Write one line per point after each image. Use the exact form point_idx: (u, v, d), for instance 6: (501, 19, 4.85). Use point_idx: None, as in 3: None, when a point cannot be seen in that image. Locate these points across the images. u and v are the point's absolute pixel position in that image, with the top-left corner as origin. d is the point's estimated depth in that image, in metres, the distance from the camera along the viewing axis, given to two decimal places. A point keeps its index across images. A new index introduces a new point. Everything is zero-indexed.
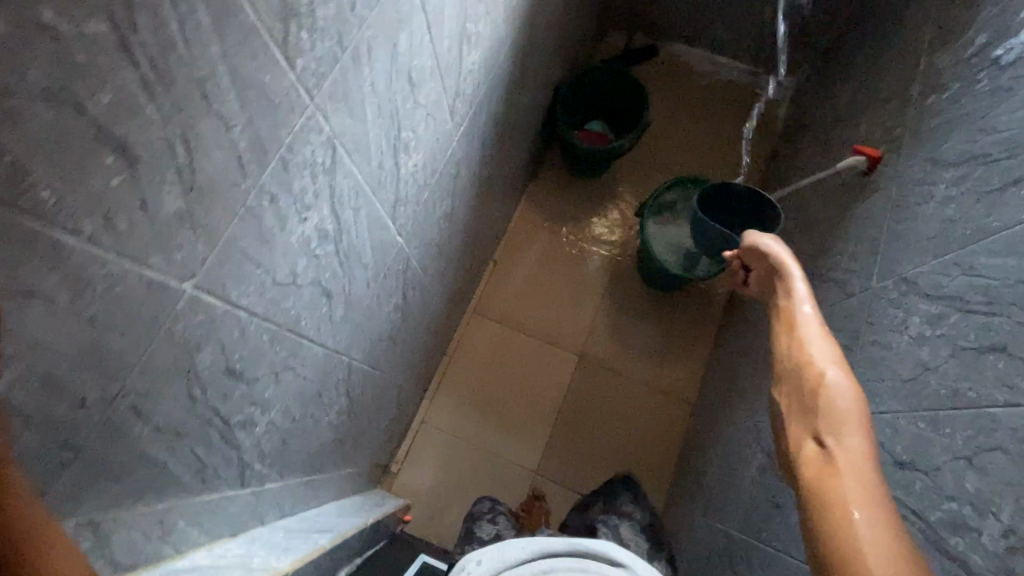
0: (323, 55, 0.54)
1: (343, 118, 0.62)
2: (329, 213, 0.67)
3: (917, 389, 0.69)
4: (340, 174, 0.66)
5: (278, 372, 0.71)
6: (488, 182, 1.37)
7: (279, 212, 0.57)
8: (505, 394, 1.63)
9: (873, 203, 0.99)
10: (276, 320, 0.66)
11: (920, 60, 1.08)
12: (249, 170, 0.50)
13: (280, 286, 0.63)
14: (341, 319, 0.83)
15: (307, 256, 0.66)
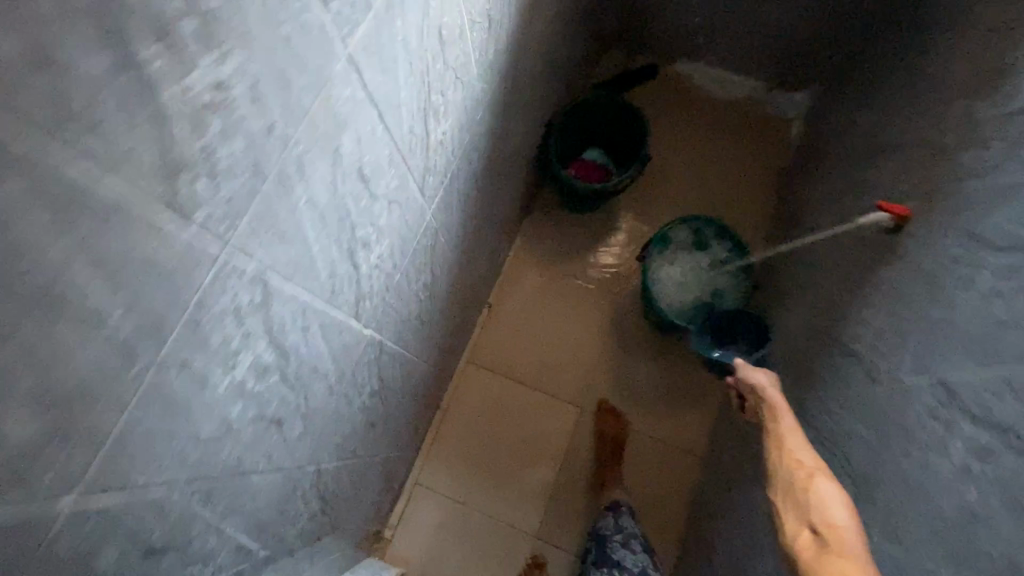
0: (234, 196, 0.46)
1: (273, 249, 0.53)
2: (268, 347, 0.59)
3: (968, 540, 0.59)
4: (279, 303, 0.58)
5: (222, 520, 0.63)
6: (472, 234, 1.27)
7: (195, 374, 0.49)
8: (504, 451, 1.53)
9: (902, 273, 0.88)
10: (211, 476, 0.57)
11: (954, 102, 0.96)
12: (141, 350, 0.42)
13: (211, 443, 0.55)
14: (299, 435, 0.74)
15: (243, 400, 0.58)
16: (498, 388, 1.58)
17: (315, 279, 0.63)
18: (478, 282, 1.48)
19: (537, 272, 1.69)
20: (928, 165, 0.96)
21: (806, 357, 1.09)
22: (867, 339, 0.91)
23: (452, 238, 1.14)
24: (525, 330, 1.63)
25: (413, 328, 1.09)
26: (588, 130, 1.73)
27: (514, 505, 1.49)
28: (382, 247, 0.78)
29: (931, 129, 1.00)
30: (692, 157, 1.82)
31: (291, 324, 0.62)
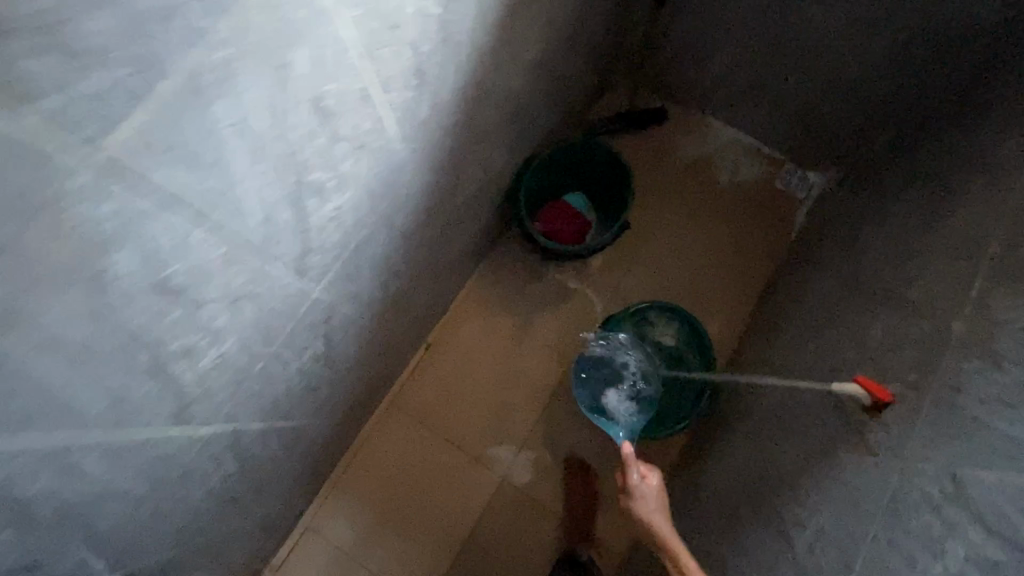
0: (101, 85, 0.33)
1: (183, 172, 0.41)
2: (150, 295, 0.45)
3: None
4: (176, 245, 0.45)
5: (74, 486, 0.50)
6: (447, 227, 1.07)
7: (41, 309, 0.37)
8: (416, 499, 1.31)
9: (912, 326, 0.77)
10: (54, 439, 0.44)
11: (988, 156, 0.86)
12: None
13: (57, 406, 0.43)
14: (164, 437, 0.59)
15: (112, 357, 0.45)
16: (430, 424, 1.35)
17: (230, 230, 0.49)
18: (443, 290, 1.29)
19: (509, 292, 1.43)
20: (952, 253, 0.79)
21: (757, 443, 0.93)
22: (846, 445, 0.74)
23: (421, 224, 0.94)
24: (478, 360, 1.39)
25: (352, 324, 0.90)
26: (573, 169, 1.42)
27: (409, 567, 1.27)
28: (339, 204, 0.63)
29: (952, 191, 0.88)
30: (708, 188, 1.51)
31: (166, 291, 0.46)
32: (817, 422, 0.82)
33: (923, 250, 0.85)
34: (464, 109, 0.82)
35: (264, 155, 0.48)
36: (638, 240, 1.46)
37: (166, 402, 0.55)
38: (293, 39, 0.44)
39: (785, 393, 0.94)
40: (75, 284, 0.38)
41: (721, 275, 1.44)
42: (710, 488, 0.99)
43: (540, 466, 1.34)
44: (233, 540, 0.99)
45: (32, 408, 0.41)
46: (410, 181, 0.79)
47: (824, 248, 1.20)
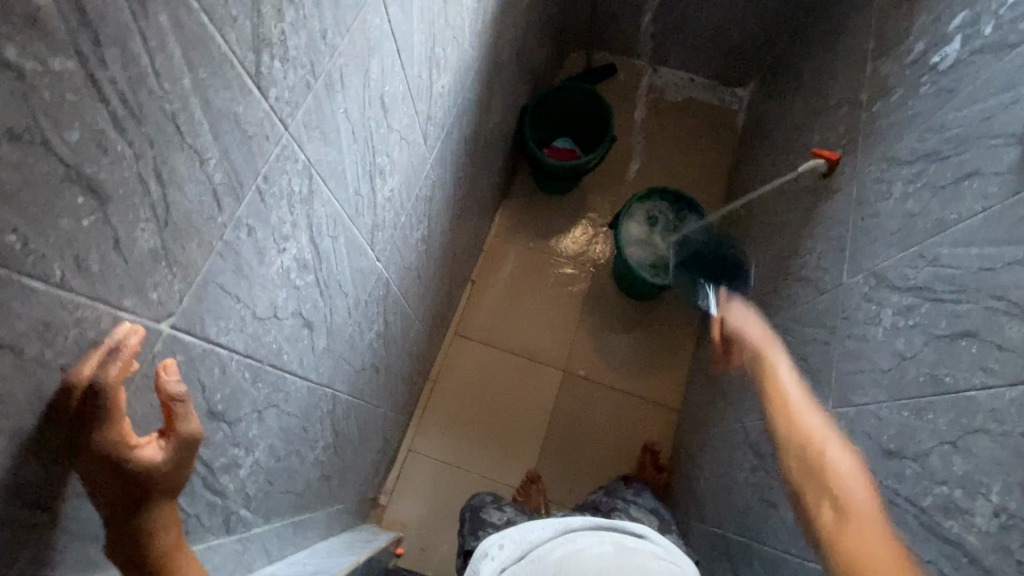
0: None
1: (398, 14, 0.67)
2: (378, 112, 0.70)
3: (905, 235, 0.75)
4: (389, 75, 0.70)
5: (335, 265, 0.72)
6: (479, 153, 1.34)
7: (347, 94, 0.62)
8: (494, 407, 1.54)
9: (838, 116, 1.09)
10: (338, 206, 0.68)
11: (853, 7, 1.21)
12: (330, 39, 0.55)
13: (341, 180, 0.66)
14: (366, 255, 0.82)
15: (361, 155, 0.69)
16: (493, 345, 1.59)
17: (406, 77, 0.75)
18: (478, 224, 1.54)
19: (528, 223, 1.69)
20: (851, 68, 1.11)
21: (765, 247, 1.22)
22: (823, 200, 1.03)
23: (467, 138, 1.20)
24: (518, 285, 1.64)
25: (435, 217, 1.14)
26: (559, 117, 1.72)
27: (504, 461, 1.49)
28: (442, 84, 0.90)
29: (839, 37, 1.23)
30: (669, 112, 1.83)
31: (381, 108, 0.71)
32: (801, 205, 1.12)
33: (835, 77, 1.18)
34: (489, 34, 1.11)
35: (423, 21, 0.74)
36: (621, 161, 1.76)
37: (369, 211, 0.77)
38: None
39: (770, 208, 1.25)
40: (358, 73, 0.62)
41: (697, 175, 1.76)
42: (742, 300, 1.27)
43: (589, 356, 1.59)
44: (368, 432, 1.17)
45: (332, 166, 0.63)
46: (465, 86, 1.06)
47: (771, 122, 1.52)
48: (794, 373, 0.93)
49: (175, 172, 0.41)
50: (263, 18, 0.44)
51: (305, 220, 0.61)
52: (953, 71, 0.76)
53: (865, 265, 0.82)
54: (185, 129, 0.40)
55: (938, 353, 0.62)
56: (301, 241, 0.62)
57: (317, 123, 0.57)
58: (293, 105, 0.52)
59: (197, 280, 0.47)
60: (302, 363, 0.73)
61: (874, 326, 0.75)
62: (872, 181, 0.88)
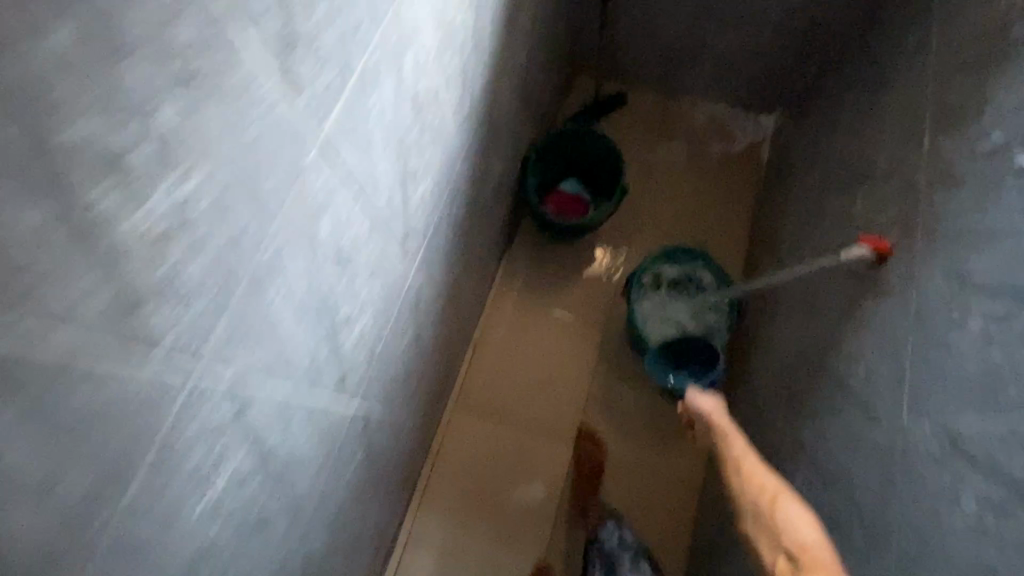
0: (330, 89, 0.46)
1: (354, 156, 0.54)
2: (335, 268, 0.57)
3: (990, 395, 0.61)
4: (348, 223, 0.57)
5: (292, 447, 0.60)
6: (476, 221, 1.21)
7: (290, 276, 0.49)
8: (498, 484, 1.42)
9: (889, 192, 0.93)
10: (289, 391, 0.55)
11: (904, 52, 1.04)
12: (255, 237, 0.42)
13: (289, 365, 0.54)
14: (335, 410, 0.69)
15: (316, 323, 0.57)
16: (496, 414, 1.47)
17: (371, 209, 0.62)
18: (478, 288, 1.42)
19: (531, 280, 1.56)
20: (902, 128, 0.95)
21: (798, 331, 1.08)
22: (869, 296, 0.89)
23: (462, 216, 1.07)
24: (523, 346, 1.52)
25: (427, 314, 1.02)
26: (566, 157, 1.56)
27: (511, 548, 1.37)
28: (424, 189, 0.77)
29: (886, 86, 1.06)
30: (686, 147, 1.66)
31: (341, 260, 0.58)
32: (841, 292, 0.97)
33: (882, 136, 1.02)
34: (483, 105, 0.97)
35: (391, 144, 0.61)
36: (634, 204, 1.61)
37: (335, 367, 0.65)
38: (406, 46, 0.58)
39: (805, 285, 1.10)
40: (303, 246, 0.50)
41: (717, 219, 1.60)
42: (770, 389, 1.12)
43: (600, 429, 1.46)
44: (358, 547, 1.07)
45: (277, 358, 0.51)
46: (456, 170, 0.92)
47: (801, 168, 1.36)
48: (838, 514, 0.80)
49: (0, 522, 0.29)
50: (129, 275, 0.32)
51: (240, 434, 0.49)
52: None
53: (928, 409, 0.69)
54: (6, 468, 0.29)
55: None
56: (240, 457, 0.50)
57: (246, 332, 0.45)
58: (203, 334, 0.40)
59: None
60: (257, 560, 0.61)
61: (949, 505, 0.61)
62: (940, 299, 0.73)
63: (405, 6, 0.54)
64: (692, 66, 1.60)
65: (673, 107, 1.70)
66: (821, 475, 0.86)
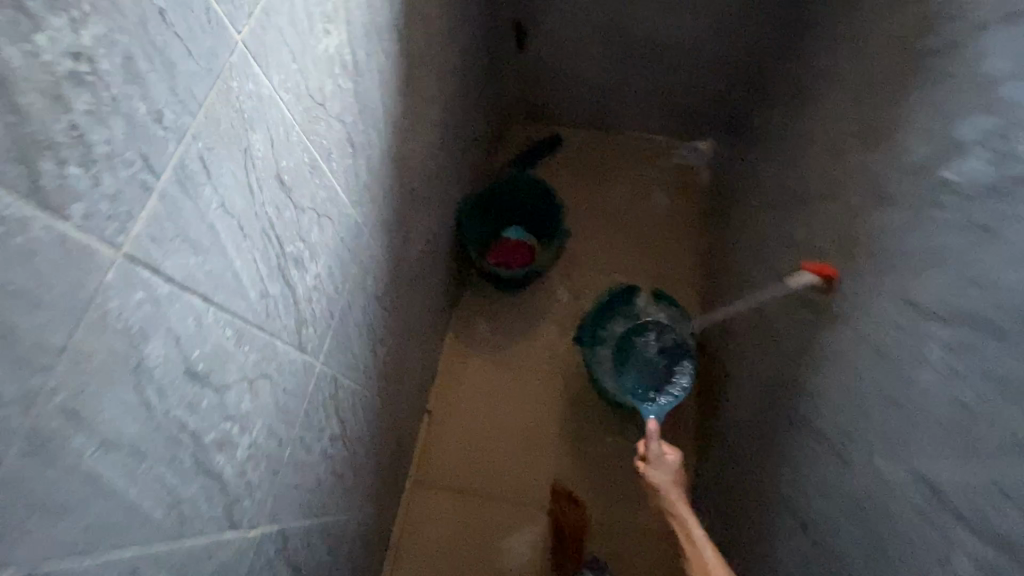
0: (126, 189, 0.38)
1: (189, 259, 0.45)
2: (189, 386, 0.48)
3: (963, 437, 0.53)
4: (198, 332, 0.48)
5: None
6: (410, 286, 1.13)
7: (104, 419, 0.39)
8: (472, 569, 1.28)
9: (824, 210, 0.89)
10: (139, 545, 0.45)
11: (819, 67, 1.02)
12: (20, 394, 0.33)
13: (128, 519, 0.44)
14: (227, 546, 0.58)
15: (170, 454, 0.47)
16: (462, 490, 1.35)
17: (235, 306, 0.53)
18: (426, 355, 1.32)
19: (483, 337, 1.47)
20: (831, 152, 0.92)
21: (764, 367, 1.00)
22: (823, 327, 0.82)
23: (387, 285, 0.98)
24: (483, 410, 1.41)
25: (357, 400, 0.92)
26: (504, 207, 1.51)
27: None
28: (316, 272, 0.68)
29: (809, 101, 1.04)
30: (628, 180, 1.63)
31: (196, 379, 0.49)
32: (797, 323, 0.90)
33: (811, 151, 0.98)
34: (392, 169, 0.91)
35: (251, 233, 0.53)
36: (581, 244, 1.56)
37: (216, 500, 0.55)
38: (251, 124, 0.51)
39: (762, 317, 1.03)
40: (123, 381, 0.40)
41: (669, 250, 1.55)
42: (744, 430, 1.04)
43: (574, 492, 1.34)
44: None
45: (103, 519, 0.41)
46: (365, 241, 0.84)
47: (741, 191, 1.32)
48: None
49: None
50: None
51: None
52: (980, 202, 0.56)
53: (901, 451, 0.61)
54: None
55: None
56: None
57: (33, 505, 0.35)
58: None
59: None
60: None
61: (937, 567, 0.53)
62: (892, 324, 0.67)
63: (235, 79, 0.47)
64: (621, 101, 1.59)
65: (608, 142, 1.68)
66: (807, 528, 0.78)
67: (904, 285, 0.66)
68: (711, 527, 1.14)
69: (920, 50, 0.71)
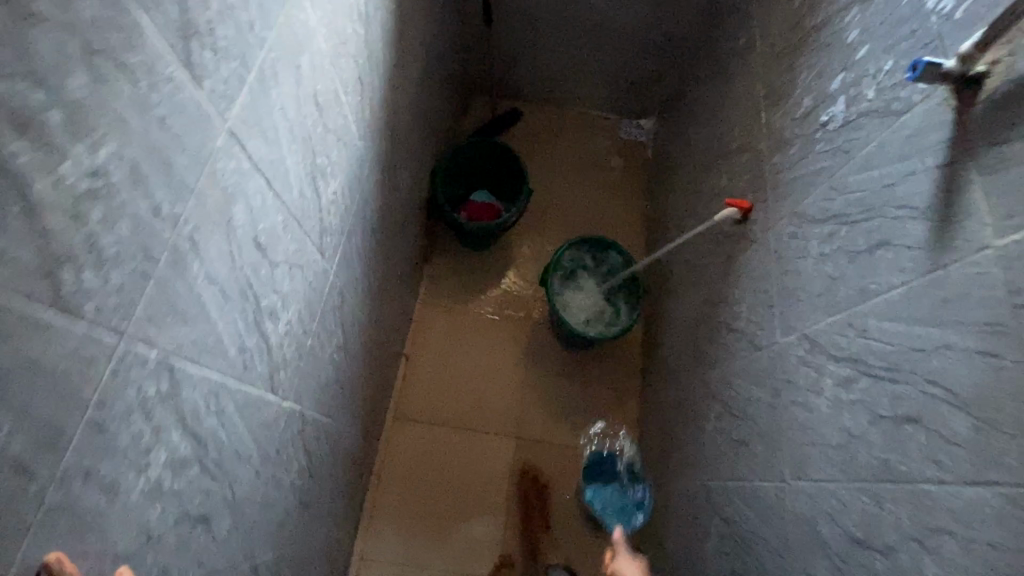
0: (230, 77, 0.50)
1: (259, 146, 0.57)
2: (253, 253, 0.60)
3: (830, 299, 0.74)
4: (260, 209, 0.60)
5: (227, 436, 0.61)
6: (392, 229, 1.25)
7: (206, 257, 0.51)
8: (447, 490, 1.43)
9: (743, 159, 1.10)
10: (219, 373, 0.57)
11: (740, 46, 1.24)
12: (168, 216, 0.45)
13: (215, 347, 0.55)
14: (267, 405, 0.70)
15: (240, 306, 0.59)
16: (437, 422, 1.48)
17: (283, 198, 0.65)
18: (404, 299, 1.45)
19: (453, 288, 1.61)
20: (747, 113, 1.13)
21: (696, 292, 1.20)
22: (741, 249, 1.03)
23: (375, 221, 1.11)
24: (455, 352, 1.56)
25: (352, 319, 1.04)
26: (472, 170, 1.66)
27: (468, 549, 1.38)
28: (332, 188, 0.81)
29: (732, 75, 1.25)
30: (581, 150, 1.82)
31: (258, 248, 0.61)
32: (721, 253, 1.12)
33: (734, 115, 1.19)
34: (383, 114, 1.03)
35: (295, 140, 0.66)
36: (541, 206, 1.73)
37: (263, 360, 0.67)
38: (299, 46, 0.63)
39: (695, 254, 1.24)
40: (219, 231, 0.53)
41: (618, 212, 1.75)
42: (681, 348, 1.24)
43: (537, 419, 1.51)
44: (312, 567, 1.04)
45: (201, 340, 0.53)
46: (364, 177, 0.97)
47: (677, 158, 1.53)
48: (745, 433, 0.91)
49: None
50: (52, 232, 0.34)
51: (176, 414, 0.51)
52: (843, 133, 0.77)
53: (792, 324, 0.82)
54: None
55: (874, 426, 0.62)
56: (172, 439, 0.51)
57: (169, 308, 0.47)
58: (124, 306, 0.42)
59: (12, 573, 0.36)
60: (202, 558, 0.60)
61: (812, 394, 0.74)
62: (787, 234, 0.87)
63: (295, 10, 0.60)
64: (575, 78, 1.77)
65: (564, 116, 1.86)
66: (728, 405, 0.99)
67: (795, 204, 0.87)
68: (655, 436, 1.34)
69: (809, 27, 0.92)
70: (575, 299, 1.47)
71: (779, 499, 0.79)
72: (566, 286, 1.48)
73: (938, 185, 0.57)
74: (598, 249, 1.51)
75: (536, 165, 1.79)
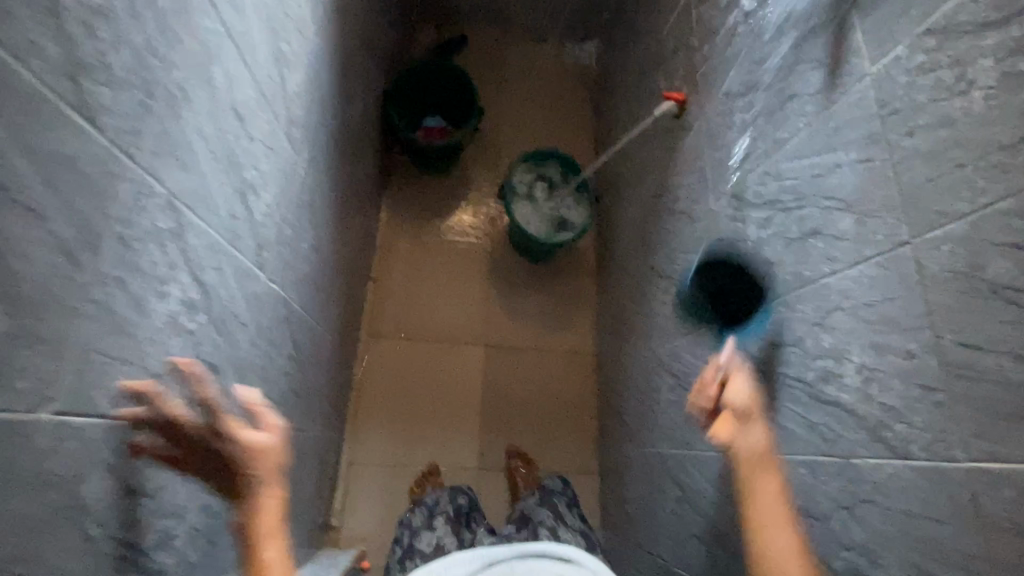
0: None
1: (229, 11, 0.60)
2: (232, 121, 0.64)
3: (753, 158, 0.85)
4: (234, 77, 0.63)
5: (227, 296, 0.66)
6: (351, 144, 1.27)
7: (195, 110, 0.55)
8: (424, 396, 1.52)
9: (678, 57, 1.19)
10: (214, 229, 0.62)
11: None
12: (161, 57, 0.48)
13: (208, 203, 0.60)
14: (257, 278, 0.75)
15: (226, 170, 0.63)
16: (408, 335, 1.56)
17: (253, 74, 0.68)
18: (367, 220, 1.49)
19: (413, 211, 1.66)
20: (679, 14, 1.21)
21: (642, 188, 1.31)
22: (679, 139, 1.13)
23: (335, 130, 1.13)
24: (420, 270, 1.62)
25: (322, 223, 1.08)
26: (422, 94, 1.67)
27: (449, 445, 1.49)
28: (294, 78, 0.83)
29: None
30: (528, 73, 1.86)
31: (236, 117, 0.65)
32: (662, 146, 1.22)
33: (668, 19, 1.27)
34: (334, 18, 1.04)
35: (259, 17, 0.68)
36: (493, 128, 1.77)
37: (249, 233, 0.72)
38: None
39: (640, 154, 1.34)
40: (202, 88, 0.56)
41: (566, 132, 1.82)
42: (631, 242, 1.36)
43: (504, 326, 1.60)
44: (306, 457, 1.12)
45: (197, 191, 0.57)
46: (321, 77, 0.99)
47: (619, 72, 1.61)
48: (687, 295, 1.04)
49: (21, 249, 0.36)
50: (72, 42, 0.38)
51: (185, 256, 0.56)
52: (760, 10, 0.86)
53: (723, 188, 0.94)
54: (26, 197, 0.36)
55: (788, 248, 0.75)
56: (184, 279, 0.56)
57: (169, 149, 0.51)
58: (133, 134, 0.46)
59: (71, 354, 0.41)
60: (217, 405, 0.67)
61: (740, 241, 0.87)
62: (717, 113, 0.98)
63: None
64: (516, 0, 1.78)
65: (508, 40, 1.88)
66: (673, 276, 1.12)
67: (724, 85, 0.97)
68: (613, 327, 1.48)
69: None
70: (532, 210, 1.55)
71: (718, 337, 0.92)
72: (522, 200, 1.56)
73: (834, 35, 0.68)
74: (547, 163, 1.59)
75: (485, 89, 1.82)
